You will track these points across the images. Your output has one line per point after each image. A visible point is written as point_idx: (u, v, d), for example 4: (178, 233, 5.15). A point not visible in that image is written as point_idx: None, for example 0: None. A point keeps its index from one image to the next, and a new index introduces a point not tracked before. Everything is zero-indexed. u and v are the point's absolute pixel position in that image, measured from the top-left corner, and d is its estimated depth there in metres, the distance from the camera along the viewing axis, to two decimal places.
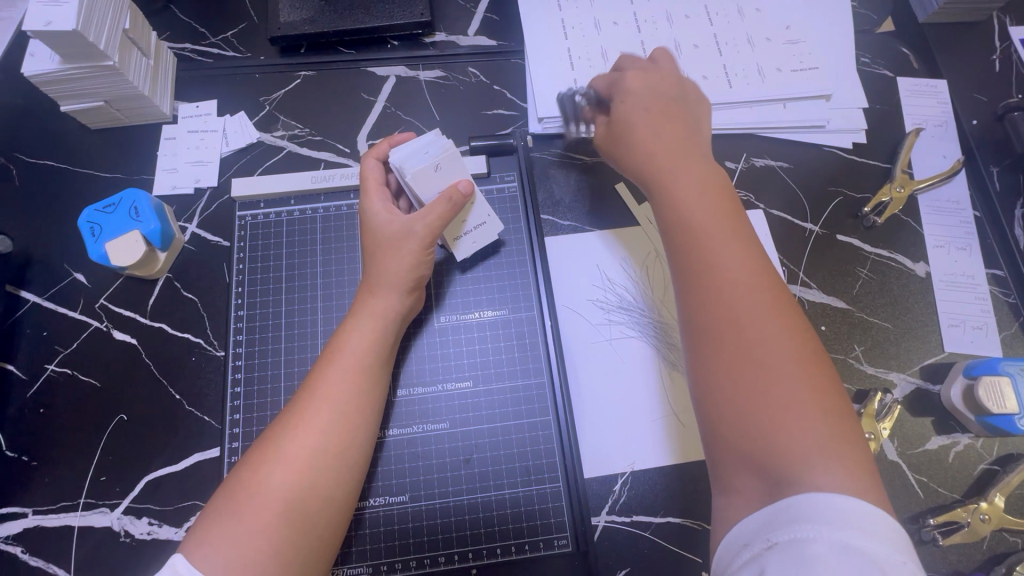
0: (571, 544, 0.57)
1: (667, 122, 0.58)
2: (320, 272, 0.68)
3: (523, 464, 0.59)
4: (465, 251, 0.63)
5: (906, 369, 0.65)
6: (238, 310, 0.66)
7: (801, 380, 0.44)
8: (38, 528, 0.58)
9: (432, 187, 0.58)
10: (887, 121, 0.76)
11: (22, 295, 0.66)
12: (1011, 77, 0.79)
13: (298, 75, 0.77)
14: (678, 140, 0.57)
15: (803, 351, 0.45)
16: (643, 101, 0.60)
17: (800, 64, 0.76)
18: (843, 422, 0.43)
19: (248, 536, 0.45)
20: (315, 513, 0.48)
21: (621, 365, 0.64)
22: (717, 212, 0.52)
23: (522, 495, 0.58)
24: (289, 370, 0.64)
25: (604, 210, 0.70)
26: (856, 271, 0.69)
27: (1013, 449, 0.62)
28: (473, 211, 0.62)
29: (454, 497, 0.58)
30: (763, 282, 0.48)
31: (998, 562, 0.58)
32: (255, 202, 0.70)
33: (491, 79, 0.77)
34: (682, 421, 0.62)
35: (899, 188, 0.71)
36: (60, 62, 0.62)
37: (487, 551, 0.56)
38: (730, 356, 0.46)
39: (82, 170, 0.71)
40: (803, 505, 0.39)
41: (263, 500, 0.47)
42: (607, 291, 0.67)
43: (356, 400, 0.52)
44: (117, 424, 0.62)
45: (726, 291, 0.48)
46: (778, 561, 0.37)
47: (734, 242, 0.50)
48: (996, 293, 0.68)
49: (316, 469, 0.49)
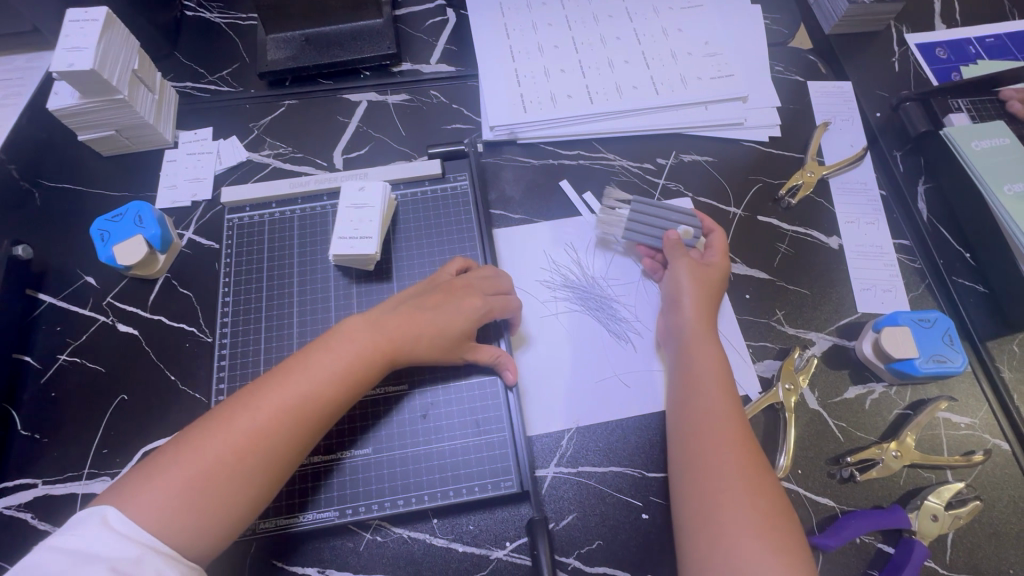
0: (517, 485, 0.63)
1: (702, 284, 0.68)
2: (296, 262, 0.76)
3: (474, 417, 0.66)
4: (341, 247, 0.69)
5: (825, 328, 0.72)
6: (225, 300, 0.74)
7: (750, 503, 0.52)
8: (46, 496, 0.65)
9: (350, 201, 0.72)
10: (799, 117, 0.86)
11: (39, 297, 0.76)
12: (910, 75, 0.89)
13: (283, 104, 0.89)
14: (706, 309, 0.67)
15: (765, 492, 0.53)
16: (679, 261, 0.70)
17: (718, 73, 0.87)
18: (791, 553, 0.50)
19: (164, 499, 0.47)
20: (228, 497, 0.49)
21: (562, 335, 0.72)
22: (716, 372, 0.62)
23: (473, 443, 0.65)
24: (268, 348, 0.72)
25: (549, 205, 0.80)
26: (776, 246, 0.78)
27: (924, 395, 0.68)
28: (370, 225, 0.71)
29: (416, 447, 0.64)
30: (737, 434, 0.57)
31: (914, 496, 0.63)
32: (241, 207, 0.79)
33: (451, 99, 0.88)
34: (623, 381, 0.69)
35: (810, 173, 0.80)
36: (80, 97, 0.74)
37: (441, 493, 0.63)
38: (707, 484, 0.55)
39: (94, 190, 0.82)
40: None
41: (198, 472, 0.49)
42: (553, 271, 0.76)
43: (312, 406, 0.54)
44: (119, 403, 0.70)
45: (709, 433, 0.57)
46: None
47: (720, 397, 0.60)
48: (904, 260, 0.76)
49: (255, 454, 0.51)
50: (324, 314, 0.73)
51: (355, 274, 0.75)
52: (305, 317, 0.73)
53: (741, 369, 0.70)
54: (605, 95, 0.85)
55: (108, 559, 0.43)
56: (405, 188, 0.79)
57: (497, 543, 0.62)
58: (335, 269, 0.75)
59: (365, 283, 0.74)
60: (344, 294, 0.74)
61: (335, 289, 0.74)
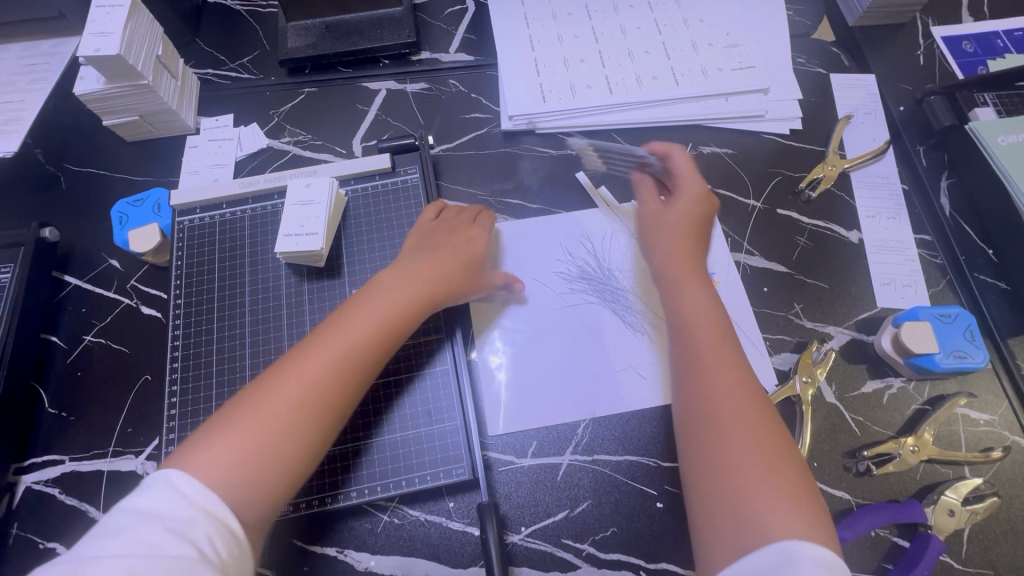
0: (468, 472, 0.63)
1: (685, 222, 0.65)
2: (247, 264, 0.73)
3: (437, 404, 0.66)
4: (283, 246, 0.67)
5: (843, 323, 0.72)
6: (226, 296, 0.71)
7: (757, 445, 0.49)
8: (73, 472, 0.67)
9: (296, 197, 0.69)
10: (821, 110, 0.85)
11: (65, 279, 0.77)
12: (935, 69, 0.88)
13: (303, 91, 0.89)
14: (691, 244, 0.63)
15: (770, 433, 0.50)
16: (665, 217, 0.66)
17: (739, 64, 0.86)
18: (806, 493, 0.47)
19: (237, 451, 0.46)
20: (299, 444, 0.49)
21: (576, 326, 0.72)
22: (708, 308, 0.58)
23: (448, 428, 0.65)
24: (221, 358, 0.68)
25: (567, 195, 0.81)
26: (795, 240, 0.77)
27: (943, 390, 0.67)
28: (315, 221, 0.68)
29: (406, 432, 0.65)
30: (737, 374, 0.53)
31: (931, 490, 0.63)
32: (191, 208, 0.75)
33: (469, 88, 0.88)
34: (639, 375, 0.69)
35: (831, 166, 0.80)
36: (105, 83, 0.75)
37: (443, 474, 0.63)
38: (710, 428, 0.51)
39: (117, 175, 0.84)
40: (789, 553, 0.42)
41: (259, 428, 0.48)
42: (569, 263, 0.76)
43: (358, 355, 0.53)
44: (142, 384, 0.71)
45: (709, 375, 0.53)
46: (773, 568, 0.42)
47: (715, 334, 0.56)
48: (925, 256, 0.76)
49: (312, 406, 0.50)
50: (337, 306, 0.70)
51: (306, 270, 0.71)
52: (262, 323, 0.69)
53: (760, 362, 0.70)
54: (624, 86, 0.85)
55: (165, 519, 0.41)
56: (355, 184, 0.76)
57: (513, 527, 0.63)
58: (285, 266, 0.72)
59: (317, 279, 0.71)
60: (296, 293, 0.71)
61: (287, 288, 0.71)
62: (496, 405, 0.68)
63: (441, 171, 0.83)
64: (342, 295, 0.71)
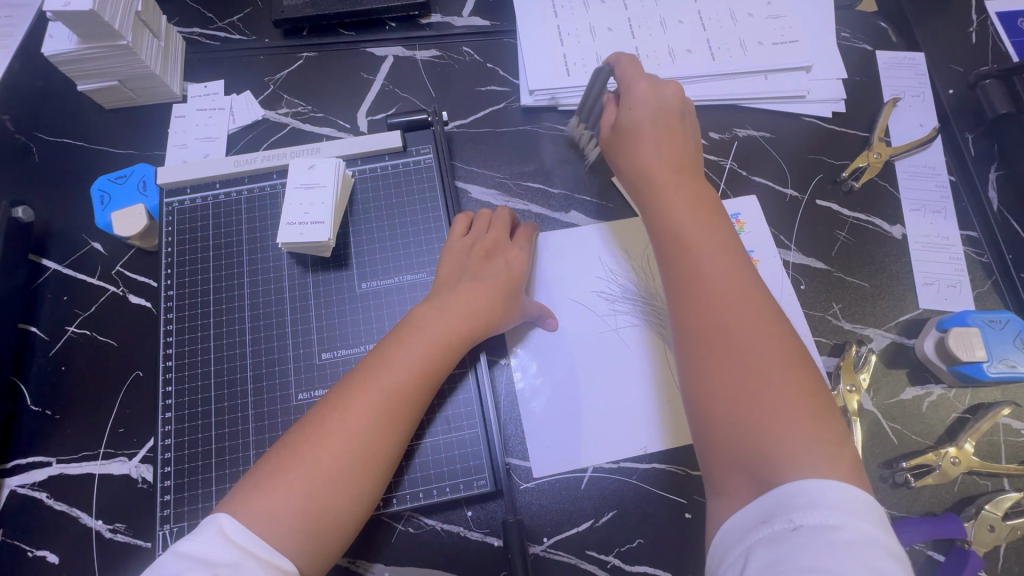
0: (489, 483, 0.60)
1: (668, 137, 0.58)
2: (245, 255, 0.66)
3: (456, 410, 0.62)
4: (286, 235, 0.60)
5: (883, 325, 0.68)
6: (225, 287, 0.65)
7: (781, 377, 0.45)
8: (61, 475, 0.62)
9: (298, 179, 0.63)
10: (865, 92, 0.79)
11: (43, 263, 0.70)
12: (988, 49, 0.82)
13: (300, 56, 0.81)
14: (673, 157, 0.58)
15: (790, 358, 0.46)
16: (648, 118, 0.59)
17: (780, 37, 0.79)
18: (827, 423, 0.43)
19: (287, 506, 0.45)
20: (348, 490, 0.47)
21: (613, 354, 0.66)
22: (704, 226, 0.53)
23: (468, 435, 0.61)
24: (220, 356, 0.63)
25: (591, 179, 0.74)
26: (835, 234, 0.72)
27: (984, 398, 0.64)
28: (320, 207, 0.62)
29: (427, 438, 0.61)
30: (747, 295, 0.48)
31: (969, 503, 0.60)
32: (181, 187, 0.68)
33: (485, 58, 0.81)
34: (673, 390, 0.65)
35: (876, 154, 0.74)
36: (78, 42, 0.66)
37: (463, 485, 0.59)
38: (720, 360, 0.46)
39: (96, 147, 0.76)
40: (819, 493, 0.39)
41: (303, 478, 0.46)
42: (611, 284, 0.70)
43: (399, 400, 0.51)
44: (133, 380, 0.66)
45: (716, 302, 0.48)
46: (803, 546, 0.36)
47: (721, 256, 0.51)
48: (971, 253, 0.71)
49: (357, 453, 0.48)
50: (347, 299, 0.65)
51: (311, 260, 0.65)
52: (263, 323, 0.64)
53: None
54: (656, 59, 0.77)
55: (206, 562, 0.41)
56: (362, 163, 0.70)
57: (534, 538, 0.60)
58: (288, 256, 0.66)
59: (323, 271, 0.65)
60: (300, 286, 0.65)
61: (289, 279, 0.65)
62: (540, 441, 0.63)
63: (454, 151, 0.76)
64: (351, 289, 0.65)
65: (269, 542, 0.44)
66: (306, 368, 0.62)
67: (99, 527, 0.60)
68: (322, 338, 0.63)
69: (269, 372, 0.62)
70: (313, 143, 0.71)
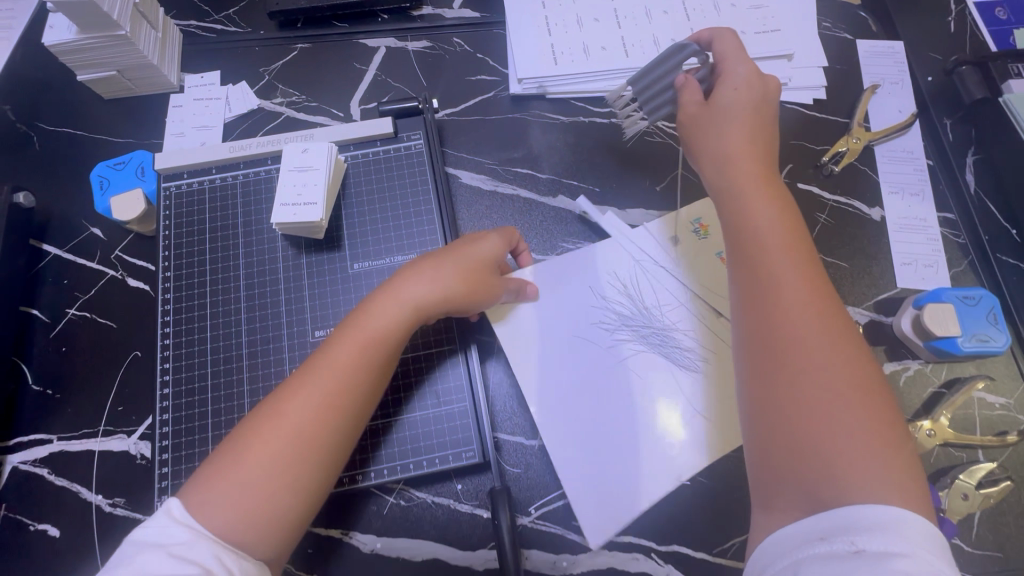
0: (477, 455, 0.61)
1: (753, 145, 0.58)
2: (240, 237, 0.68)
3: (444, 385, 0.64)
4: (281, 215, 0.62)
5: (862, 304, 0.70)
6: (220, 269, 0.67)
7: (852, 400, 0.45)
8: (62, 452, 0.64)
9: (292, 162, 0.65)
10: (846, 80, 0.81)
11: (43, 248, 0.72)
12: (965, 37, 0.84)
13: (295, 47, 0.83)
14: (759, 165, 0.57)
15: (863, 380, 0.46)
16: (729, 125, 0.58)
17: (763, 27, 0.81)
18: (899, 449, 0.44)
19: (236, 498, 0.46)
20: (298, 478, 0.48)
21: (641, 370, 0.66)
22: (787, 240, 0.52)
23: (456, 409, 0.63)
24: (216, 335, 0.64)
25: (579, 164, 0.76)
26: (816, 217, 0.74)
27: (961, 373, 0.66)
28: (313, 189, 0.63)
29: (417, 412, 0.62)
30: (823, 312, 0.48)
31: (945, 474, 0.62)
32: (178, 173, 0.70)
33: (475, 48, 0.83)
34: (682, 395, 0.65)
35: (856, 139, 0.76)
36: (77, 33, 0.68)
37: (451, 456, 0.61)
38: (789, 377, 0.47)
39: (95, 136, 0.77)
40: (883, 520, 0.39)
41: (252, 471, 0.47)
42: (623, 286, 0.69)
43: (341, 389, 0.51)
44: (132, 360, 0.67)
45: (792, 318, 0.49)
46: (864, 567, 0.37)
47: (802, 271, 0.50)
48: (948, 234, 0.73)
49: (303, 442, 0.49)
50: (340, 279, 0.66)
51: (305, 242, 0.67)
52: (258, 303, 0.65)
53: None
54: (642, 48, 0.79)
55: (165, 546, 0.43)
56: (354, 149, 0.71)
57: (522, 509, 0.62)
58: (282, 237, 0.68)
59: (316, 253, 0.67)
60: (294, 266, 0.67)
61: (283, 260, 0.67)
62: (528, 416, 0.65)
63: (445, 138, 0.78)
64: (343, 269, 0.67)
65: (222, 531, 0.45)
66: (300, 345, 0.64)
67: (99, 501, 0.62)
68: (315, 317, 0.65)
69: (263, 349, 0.64)
70: (306, 130, 0.73)
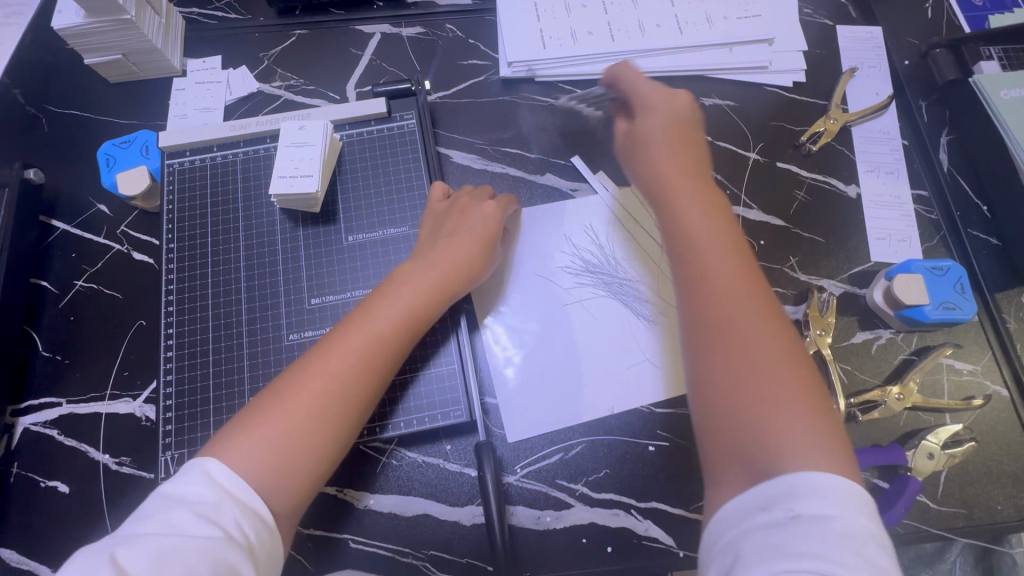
0: (465, 414, 0.65)
1: (679, 142, 0.61)
2: (240, 210, 0.71)
3: (434, 349, 0.67)
4: (280, 189, 0.65)
5: (836, 276, 0.73)
6: (222, 241, 0.70)
7: (782, 375, 0.47)
8: (71, 415, 0.67)
9: (290, 139, 0.68)
10: (825, 63, 0.84)
11: (52, 224, 0.75)
12: (942, 22, 0.86)
13: (293, 33, 0.86)
14: (686, 158, 0.60)
15: (790, 356, 0.48)
16: (659, 123, 0.62)
17: (745, 12, 0.84)
18: (826, 420, 0.46)
19: (265, 449, 0.49)
20: (325, 433, 0.51)
21: (616, 335, 0.70)
22: (715, 227, 0.55)
23: (445, 371, 0.66)
24: (217, 304, 0.68)
25: (566, 144, 0.79)
26: (794, 194, 0.77)
27: (930, 342, 0.69)
28: (309, 164, 0.67)
29: (408, 375, 0.66)
30: (753, 294, 0.51)
31: (913, 436, 0.65)
32: (181, 150, 0.73)
33: (467, 34, 0.85)
34: (650, 357, 0.69)
35: (833, 120, 0.79)
36: (85, 17, 0.72)
37: (440, 416, 0.64)
38: (723, 355, 0.49)
39: (102, 118, 0.81)
40: (820, 486, 0.41)
41: (285, 424, 0.50)
42: (598, 257, 0.74)
43: (371, 347, 0.55)
44: (137, 329, 0.71)
45: (719, 298, 0.51)
46: (802, 534, 0.39)
47: (731, 258, 0.53)
48: (921, 211, 0.76)
49: (332, 400, 0.52)
50: (336, 250, 0.69)
51: (301, 216, 0.70)
52: (258, 273, 0.69)
53: None
54: (627, 33, 0.82)
55: (190, 505, 0.44)
56: (350, 129, 0.74)
57: (508, 469, 0.65)
58: (279, 211, 0.71)
59: (313, 226, 0.70)
60: (291, 238, 0.70)
61: (281, 232, 0.70)
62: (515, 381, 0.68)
63: (437, 120, 0.81)
64: (338, 241, 0.70)
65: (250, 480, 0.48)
66: (297, 312, 0.67)
67: (106, 460, 0.65)
68: (311, 285, 0.68)
69: (262, 316, 0.67)
70: (303, 111, 0.76)
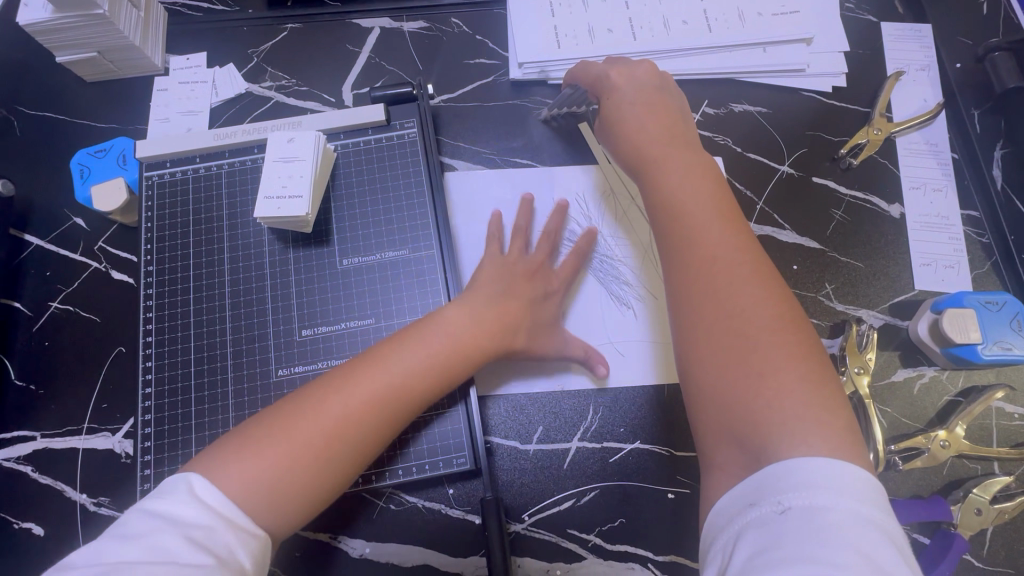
0: (469, 462, 0.59)
1: (656, 113, 0.59)
2: (225, 230, 0.65)
3: None
4: (266, 211, 0.59)
5: (876, 306, 0.67)
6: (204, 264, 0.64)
7: (780, 345, 0.42)
8: (46, 450, 0.62)
9: (277, 153, 0.61)
10: (868, 65, 0.76)
11: (25, 238, 0.70)
12: (999, 20, 0.78)
13: (285, 28, 0.79)
14: (665, 128, 0.57)
15: (786, 320, 0.44)
16: (630, 95, 0.60)
17: (781, 8, 0.76)
18: (829, 391, 0.41)
19: (284, 449, 0.43)
20: (358, 436, 0.46)
21: (585, 315, 0.66)
22: (706, 194, 0.51)
23: (446, 414, 0.60)
24: (200, 335, 0.62)
25: (580, 154, 0.72)
26: (831, 213, 0.70)
27: (976, 381, 0.63)
28: (297, 182, 0.60)
29: None
30: (744, 259, 0.47)
31: (958, 486, 0.60)
32: (161, 161, 0.67)
33: (474, 29, 0.78)
34: (619, 348, 0.65)
35: (876, 130, 0.72)
36: (53, 12, 0.65)
37: (442, 463, 0.58)
38: (711, 325, 0.45)
39: (78, 121, 0.74)
40: (814, 470, 0.36)
41: (315, 423, 0.45)
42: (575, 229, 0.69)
43: (433, 354, 0.50)
44: (116, 356, 0.66)
45: (706, 266, 0.47)
46: (790, 530, 0.34)
47: (723, 225, 0.49)
48: (971, 233, 0.69)
49: (379, 402, 0.47)
50: (328, 276, 0.64)
51: (292, 236, 0.64)
52: (244, 301, 0.63)
53: None
54: (650, 30, 0.75)
55: (178, 524, 0.38)
56: (345, 137, 0.68)
57: (515, 515, 0.60)
58: (268, 230, 0.65)
59: (304, 247, 0.64)
60: (280, 261, 0.64)
61: (270, 255, 0.64)
62: (523, 420, 0.63)
63: (441, 126, 0.74)
64: (331, 265, 0.64)
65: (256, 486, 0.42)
66: (286, 345, 0.61)
67: (83, 500, 0.61)
68: (302, 316, 0.62)
69: (249, 349, 0.61)
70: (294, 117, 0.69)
